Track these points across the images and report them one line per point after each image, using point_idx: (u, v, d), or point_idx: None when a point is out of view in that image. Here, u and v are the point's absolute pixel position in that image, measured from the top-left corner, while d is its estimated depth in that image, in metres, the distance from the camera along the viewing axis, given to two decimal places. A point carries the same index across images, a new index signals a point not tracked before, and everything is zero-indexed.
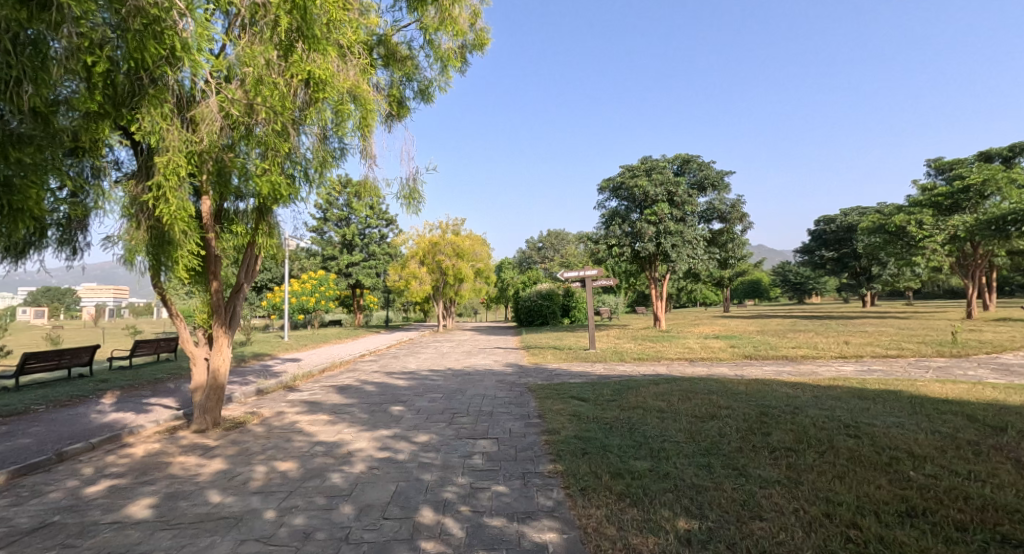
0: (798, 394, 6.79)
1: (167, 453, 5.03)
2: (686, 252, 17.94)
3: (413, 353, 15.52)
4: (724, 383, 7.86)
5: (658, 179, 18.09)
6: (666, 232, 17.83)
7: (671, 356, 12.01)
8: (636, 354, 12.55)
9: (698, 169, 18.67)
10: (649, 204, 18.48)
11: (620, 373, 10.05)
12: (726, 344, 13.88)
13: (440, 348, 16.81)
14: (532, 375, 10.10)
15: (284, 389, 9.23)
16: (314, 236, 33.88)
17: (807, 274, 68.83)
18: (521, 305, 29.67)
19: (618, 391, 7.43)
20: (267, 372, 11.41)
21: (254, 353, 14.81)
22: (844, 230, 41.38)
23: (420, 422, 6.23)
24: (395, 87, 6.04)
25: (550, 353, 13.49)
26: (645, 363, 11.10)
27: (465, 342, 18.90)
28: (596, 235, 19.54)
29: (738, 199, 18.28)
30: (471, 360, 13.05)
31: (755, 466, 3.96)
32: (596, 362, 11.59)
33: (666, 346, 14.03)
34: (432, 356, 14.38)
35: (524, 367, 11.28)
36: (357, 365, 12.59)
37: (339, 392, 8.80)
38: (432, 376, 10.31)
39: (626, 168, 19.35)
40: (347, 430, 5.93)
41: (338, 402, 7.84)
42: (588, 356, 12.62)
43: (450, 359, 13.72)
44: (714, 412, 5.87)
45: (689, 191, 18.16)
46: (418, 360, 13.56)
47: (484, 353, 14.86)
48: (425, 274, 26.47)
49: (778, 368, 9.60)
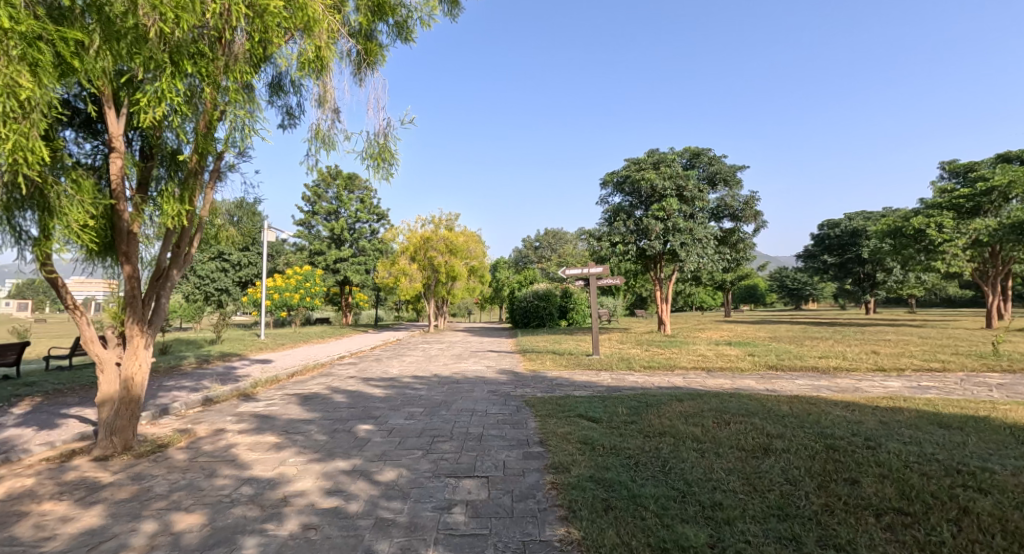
0: (856, 415, 5.56)
1: (32, 495, 3.66)
2: (696, 251, 16.70)
3: (398, 355, 14.17)
4: (757, 399, 6.62)
5: (666, 172, 16.87)
6: (674, 229, 16.66)
7: (684, 365, 10.74)
8: (645, 361, 11.26)
9: (709, 163, 17.43)
10: (655, 200, 17.27)
11: (630, 385, 8.74)
12: (742, 352, 12.64)
13: (428, 351, 15.45)
14: (529, 385, 8.79)
15: (238, 398, 7.85)
16: (301, 230, 32.49)
17: (806, 279, 68.15)
18: (517, 306, 28.39)
19: (634, 408, 6.18)
20: (227, 376, 10.03)
21: (222, 353, 13.40)
22: (848, 234, 40.43)
23: (390, 450, 4.89)
24: (365, 11, 4.63)
25: (548, 359, 12.18)
26: (656, 373, 9.82)
27: (456, 344, 17.58)
28: (598, 231, 18.21)
29: (752, 195, 17.00)
30: (460, 366, 11.70)
31: (868, 544, 2.67)
32: (602, 371, 10.27)
33: (677, 352, 12.77)
34: (418, 360, 13.03)
35: (520, 375, 9.95)
36: (332, 369, 11.22)
37: (303, 403, 7.44)
38: (415, 385, 8.97)
39: (631, 160, 18.14)
40: (293, 460, 4.58)
41: (296, 417, 6.48)
42: (591, 363, 11.33)
43: (438, 363, 12.38)
44: (766, 443, 4.58)
45: (699, 186, 16.94)
46: (402, 364, 12.21)
47: (476, 357, 13.51)
48: (415, 270, 25.20)
49: (814, 382, 8.33)
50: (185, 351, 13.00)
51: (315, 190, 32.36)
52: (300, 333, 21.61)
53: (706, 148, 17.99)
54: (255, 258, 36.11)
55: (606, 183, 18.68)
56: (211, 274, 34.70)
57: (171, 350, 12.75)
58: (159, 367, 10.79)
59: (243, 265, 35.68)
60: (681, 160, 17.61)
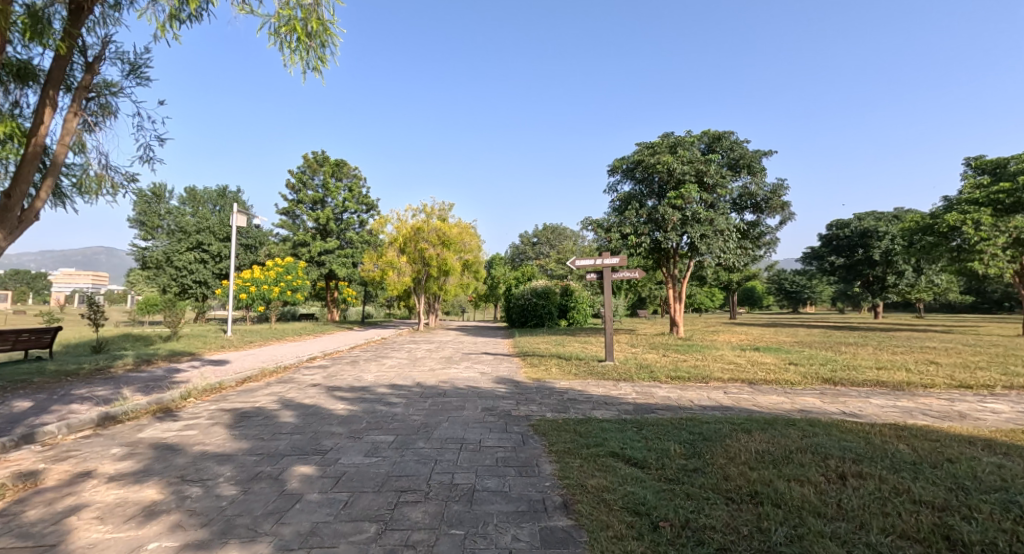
0: (1022, 465, 3.77)
1: None
2: (717, 245, 14.98)
3: (379, 358, 12.27)
4: (850, 429, 4.84)
5: (685, 156, 15.16)
6: (693, 219, 14.99)
7: (718, 375, 8.89)
8: (669, 370, 9.41)
9: (730, 148, 15.65)
10: (672, 186, 15.56)
11: (663, 401, 6.87)
12: (778, 359, 10.88)
13: (413, 353, 13.53)
14: (534, 401, 6.92)
15: (153, 415, 5.91)
16: (285, 220, 30.50)
17: (806, 282, 66.98)
18: (513, 304, 26.60)
19: (688, 447, 4.35)
20: (159, 381, 8.09)
21: (171, 352, 11.43)
22: (859, 235, 38.90)
23: (326, 523, 3.01)
24: None
25: (552, 366, 10.28)
26: (688, 387, 7.96)
27: (446, 345, 15.65)
28: (606, 221, 16.43)
29: (779, 183, 15.24)
30: (450, 372, 9.80)
31: None
32: (622, 382, 8.44)
33: (703, 360, 10.98)
34: (399, 364, 11.10)
35: (522, 387, 8.07)
36: (295, 374, 9.32)
37: (234, 424, 5.52)
38: (389, 399, 7.05)
39: (645, 144, 16.41)
40: (153, 550, 2.69)
41: (213, 447, 4.59)
42: (604, 372, 9.45)
43: (424, 368, 10.47)
44: (942, 526, 2.75)
45: (722, 173, 15.21)
46: (381, 369, 10.34)
47: (468, 361, 11.59)
48: (404, 263, 23.35)
49: (896, 402, 6.53)
50: (125, 350, 11.01)
51: (300, 177, 30.37)
52: (276, 330, 19.69)
53: (728, 130, 16.28)
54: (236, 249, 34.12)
55: (617, 168, 16.98)
56: (189, 265, 32.51)
57: (108, 348, 10.79)
58: (81, 368, 8.84)
59: (224, 257, 33.63)
60: (699, 144, 15.84)
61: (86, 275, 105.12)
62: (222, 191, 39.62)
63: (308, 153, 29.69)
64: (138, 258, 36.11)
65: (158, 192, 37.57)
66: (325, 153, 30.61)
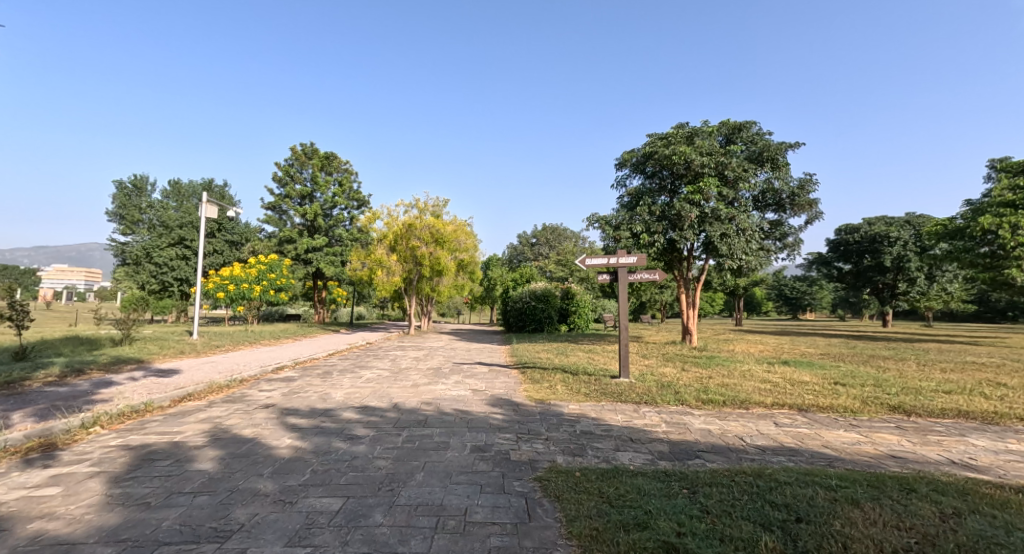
0: None
1: None
2: (739, 246, 13.55)
3: (357, 368, 10.67)
4: (1001, 499, 3.34)
5: (703, 146, 13.72)
6: (712, 217, 13.57)
7: (758, 399, 7.35)
8: (697, 392, 7.87)
9: (752, 140, 14.24)
10: (689, 180, 14.14)
11: (705, 438, 5.32)
12: (817, 377, 9.38)
13: (398, 362, 11.92)
14: (539, 438, 5.35)
15: (21, 457, 4.29)
16: (270, 214, 28.92)
17: (806, 289, 66.23)
18: (511, 307, 25.11)
19: (784, 537, 2.84)
20: (72, 400, 6.48)
21: (113, 360, 9.81)
22: (869, 240, 37.34)
23: None
24: None
25: (557, 383, 8.70)
26: (729, 416, 6.43)
27: (437, 353, 14.04)
28: (615, 218, 14.86)
29: (808, 178, 13.73)
30: (436, 390, 8.22)
31: None
32: (646, 408, 6.89)
33: (732, 377, 9.46)
34: (379, 378, 9.50)
35: (522, 413, 6.50)
36: (249, 391, 7.73)
37: (124, 472, 3.94)
38: (353, 431, 5.46)
39: (658, 134, 14.99)
40: None
41: (58, 525, 3.00)
42: (620, 392, 7.90)
43: (406, 383, 8.88)
44: None
45: (744, 166, 13.78)
46: (356, 383, 8.76)
47: (458, 375, 10.00)
48: (394, 262, 21.84)
49: (1009, 446, 5.03)
50: (55, 357, 9.34)
51: (287, 170, 28.81)
52: (252, 332, 18.06)
53: (749, 121, 14.89)
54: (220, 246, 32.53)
55: (626, 161, 15.55)
56: (170, 261, 30.78)
57: (36, 356, 9.16)
58: None
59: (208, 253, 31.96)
60: (717, 135, 14.42)
61: (80, 271, 103.93)
62: (208, 184, 37.99)
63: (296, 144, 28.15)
64: (117, 253, 34.44)
65: (140, 185, 36.00)
66: (314, 145, 29.11)
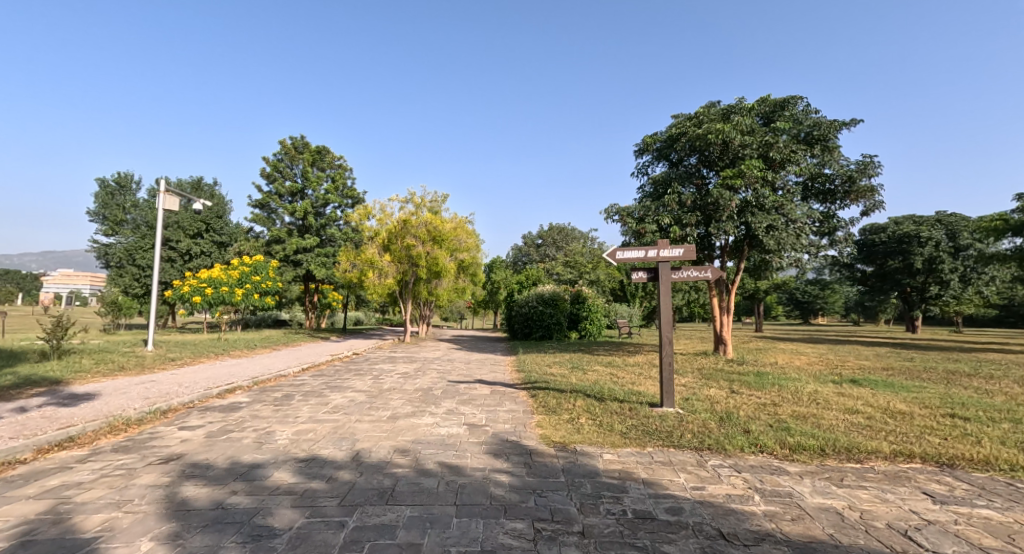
0: None
1: None
2: (788, 240, 11.42)
3: (329, 391, 8.56)
4: None
5: (744, 124, 11.65)
6: (755, 206, 11.49)
7: (869, 443, 5.20)
8: (775, 429, 5.73)
9: (799, 117, 12.11)
10: (726, 165, 12.09)
11: (849, 535, 3.19)
12: (915, 405, 7.23)
13: (380, 380, 9.81)
14: (570, 534, 3.22)
15: None
16: (258, 213, 27.06)
17: (818, 293, 64.31)
18: (516, 312, 23.07)
19: None
20: None
21: (18, 383, 7.74)
22: (896, 240, 35.07)
23: None
24: None
25: (578, 417, 6.58)
26: (847, 478, 4.28)
27: (430, 368, 11.91)
28: (638, 209, 12.82)
29: (869, 159, 11.49)
30: (418, 428, 6.11)
31: None
32: (715, 463, 4.75)
33: (804, 404, 7.29)
34: (349, 406, 7.38)
35: (538, 475, 4.37)
36: (163, 431, 5.64)
37: None
38: (268, 520, 3.36)
39: (686, 115, 13.02)
40: None
41: None
42: (669, 433, 5.76)
43: (382, 415, 6.77)
44: None
45: (792, 147, 11.67)
46: (316, 416, 6.65)
47: (451, 400, 7.88)
48: (387, 263, 19.84)
49: None
50: None
51: (276, 165, 26.99)
52: (225, 341, 16.09)
53: (794, 96, 12.78)
54: (208, 248, 30.72)
55: (648, 146, 13.56)
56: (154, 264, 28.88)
57: None
58: None
59: (194, 255, 30.06)
60: (756, 114, 12.37)
61: (82, 278, 103.19)
62: (197, 182, 36.22)
63: (285, 137, 26.33)
64: (99, 255, 32.60)
65: (125, 182, 34.30)
66: (305, 138, 27.29)
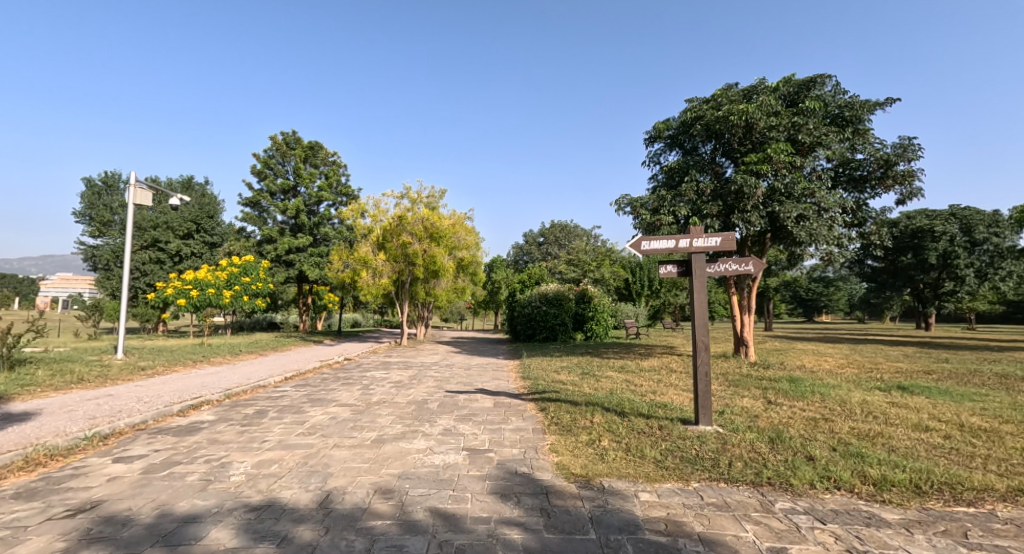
0: None
1: None
2: (820, 232, 10.36)
3: (309, 407, 7.48)
4: None
5: (769, 104, 10.61)
6: (782, 195, 10.51)
7: (975, 476, 4.11)
8: (846, 455, 4.66)
9: (828, 98, 11.08)
10: (749, 150, 11.06)
11: None
12: (993, 419, 6.13)
13: (369, 392, 8.73)
14: None
15: None
16: (249, 212, 25.99)
17: (822, 290, 63.30)
18: (519, 313, 22.04)
19: None
20: None
21: None
22: (909, 235, 33.94)
23: None
24: None
25: (599, 439, 5.51)
26: (973, 533, 3.21)
27: (426, 376, 10.81)
28: (651, 199, 11.81)
29: (907, 141, 10.48)
30: (408, 455, 5.03)
31: None
32: (787, 507, 3.68)
33: (860, 419, 6.23)
34: (329, 426, 6.31)
35: (561, 530, 3.30)
36: (93, 464, 4.56)
37: None
38: None
39: (704, 97, 11.97)
40: None
41: None
42: (715, 460, 4.68)
43: (366, 438, 5.69)
44: None
45: (822, 129, 10.63)
46: (285, 441, 5.57)
47: (449, 417, 6.80)
48: (382, 261, 18.76)
49: None
50: None
51: (267, 162, 25.93)
52: (208, 346, 15.01)
53: (821, 75, 11.73)
54: (199, 249, 29.66)
55: (661, 132, 12.54)
56: (143, 265, 27.79)
57: None
58: None
59: (184, 257, 29.00)
60: (781, 96, 11.32)
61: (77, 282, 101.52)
62: (187, 182, 35.15)
63: (276, 133, 25.30)
64: (87, 257, 31.52)
65: (112, 182, 33.23)
66: (297, 134, 26.23)
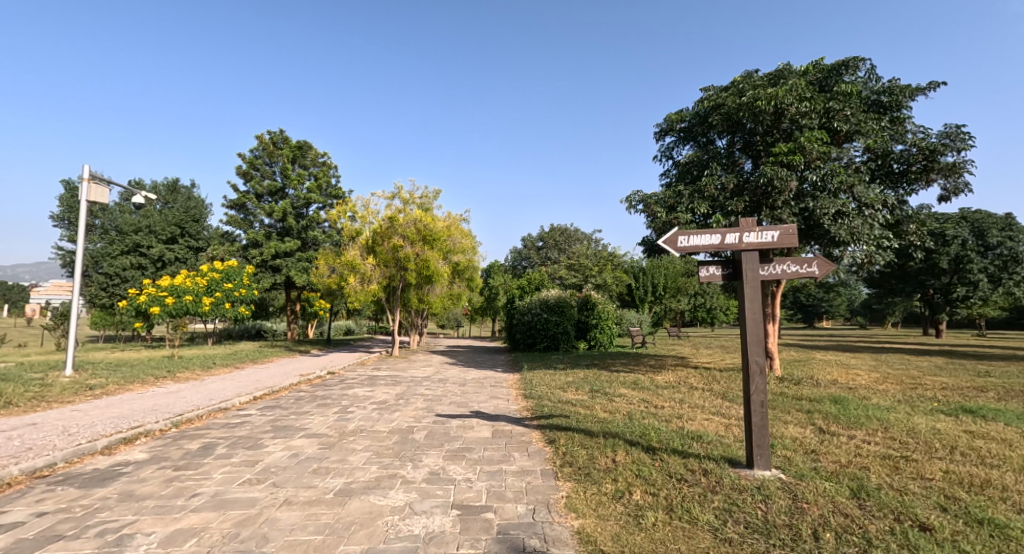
0: None
1: None
2: (862, 230, 9.19)
3: (270, 439, 6.18)
4: None
5: (802, 88, 9.46)
6: (817, 189, 9.37)
7: None
8: (976, 523, 3.41)
9: (864, 82, 9.98)
10: (777, 140, 9.90)
11: None
12: None
13: (347, 417, 7.43)
14: None
15: None
16: (234, 215, 24.72)
17: (824, 294, 62.41)
18: (518, 321, 20.80)
19: None
20: None
21: None
22: None
23: None
24: None
25: (630, 490, 4.25)
26: None
27: (415, 394, 9.50)
28: (666, 196, 10.65)
29: (954, 128, 9.41)
30: (379, 520, 3.76)
31: None
32: None
33: (950, 457, 4.99)
34: (286, 468, 5.01)
35: None
36: None
37: None
38: None
39: (724, 83, 10.82)
40: None
41: None
42: (797, 529, 3.43)
43: (329, 489, 4.40)
44: None
45: (860, 116, 9.52)
46: (221, 493, 4.28)
47: (438, 453, 5.51)
48: (372, 266, 17.50)
49: None
50: None
51: (253, 162, 24.70)
52: (179, 359, 13.70)
53: (853, 59, 10.62)
54: (183, 253, 28.31)
55: (674, 124, 11.41)
56: (123, 271, 26.48)
57: None
58: None
59: (168, 262, 27.68)
60: (812, 80, 10.18)
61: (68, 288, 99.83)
62: (172, 185, 33.87)
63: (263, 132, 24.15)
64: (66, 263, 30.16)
65: None
66: (285, 133, 25.03)
